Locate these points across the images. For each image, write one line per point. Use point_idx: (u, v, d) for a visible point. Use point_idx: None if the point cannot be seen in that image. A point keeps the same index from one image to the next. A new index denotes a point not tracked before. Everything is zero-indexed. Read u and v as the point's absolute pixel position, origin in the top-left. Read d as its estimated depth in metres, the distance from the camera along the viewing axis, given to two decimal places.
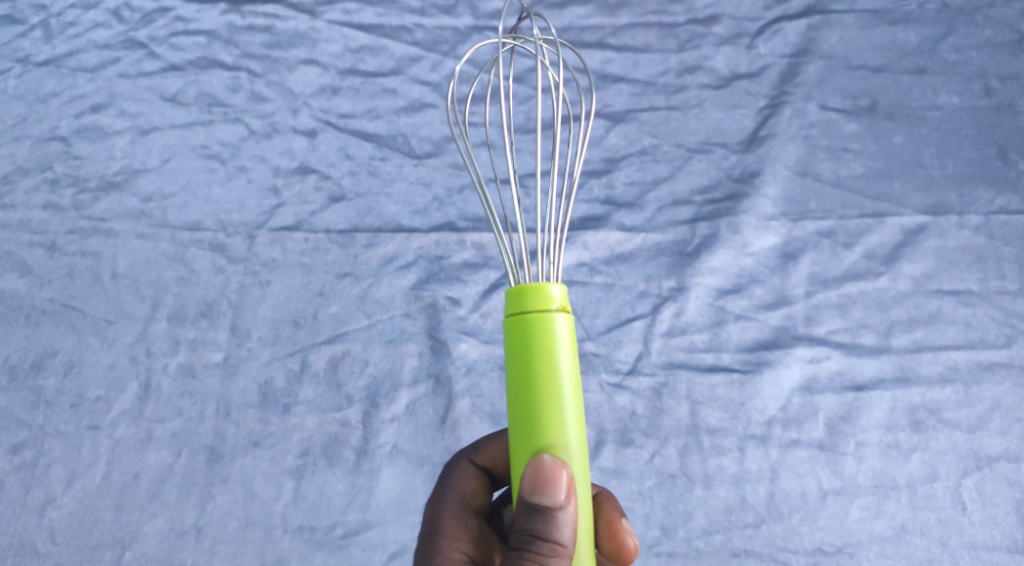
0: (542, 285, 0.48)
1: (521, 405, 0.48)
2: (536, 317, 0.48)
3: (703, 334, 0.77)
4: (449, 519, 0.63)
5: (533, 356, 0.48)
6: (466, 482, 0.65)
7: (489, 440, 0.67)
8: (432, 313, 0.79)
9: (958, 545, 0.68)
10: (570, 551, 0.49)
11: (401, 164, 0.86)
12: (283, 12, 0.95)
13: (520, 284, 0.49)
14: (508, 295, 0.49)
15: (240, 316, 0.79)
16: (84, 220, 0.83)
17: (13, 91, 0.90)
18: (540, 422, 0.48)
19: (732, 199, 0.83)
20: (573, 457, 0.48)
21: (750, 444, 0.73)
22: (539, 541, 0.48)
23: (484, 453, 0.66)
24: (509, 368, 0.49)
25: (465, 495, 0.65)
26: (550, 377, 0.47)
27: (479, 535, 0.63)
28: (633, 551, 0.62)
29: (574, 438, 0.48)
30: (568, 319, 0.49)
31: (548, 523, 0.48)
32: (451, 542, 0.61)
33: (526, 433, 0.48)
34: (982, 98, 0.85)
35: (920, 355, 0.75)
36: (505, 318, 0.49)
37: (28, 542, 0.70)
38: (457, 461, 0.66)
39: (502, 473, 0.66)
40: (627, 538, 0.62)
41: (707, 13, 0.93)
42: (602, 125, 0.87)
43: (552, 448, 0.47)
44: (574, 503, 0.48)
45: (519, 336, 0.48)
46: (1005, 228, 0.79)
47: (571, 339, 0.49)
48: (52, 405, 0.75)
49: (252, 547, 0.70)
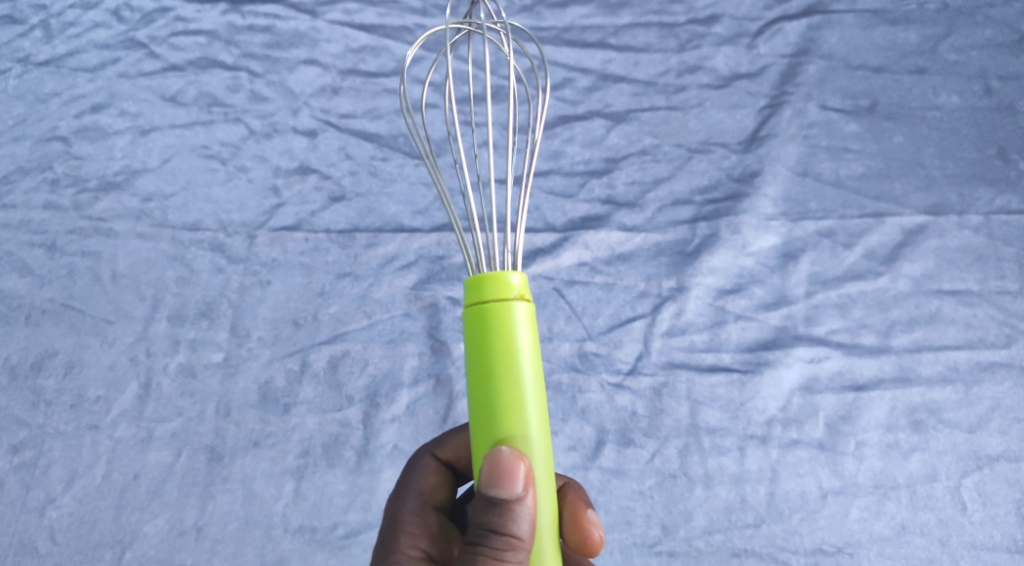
0: (501, 273, 0.48)
1: (480, 395, 0.48)
2: (495, 305, 0.48)
3: (703, 334, 0.77)
4: (409, 516, 0.63)
5: (492, 346, 0.48)
6: (427, 478, 0.65)
7: (453, 434, 0.66)
8: (432, 313, 0.79)
9: (958, 545, 0.68)
10: (528, 545, 0.49)
11: (401, 165, 0.86)
12: (283, 12, 0.95)
13: (479, 273, 0.49)
14: (468, 285, 0.49)
15: (240, 316, 0.79)
16: (84, 220, 0.83)
17: (13, 91, 0.90)
18: (499, 413, 0.48)
19: (732, 199, 0.83)
20: (533, 447, 0.48)
21: (750, 444, 0.73)
22: (494, 535, 0.48)
23: (447, 447, 0.66)
24: (469, 359, 0.49)
25: (425, 492, 0.64)
26: (510, 367, 0.48)
27: (438, 531, 0.63)
28: (599, 542, 0.60)
29: (534, 428, 0.48)
30: (528, 307, 0.49)
31: (505, 516, 0.48)
32: (409, 539, 0.61)
33: (485, 424, 0.48)
34: (982, 98, 0.85)
35: (920, 355, 0.75)
36: (465, 308, 0.49)
37: (28, 543, 0.70)
38: (420, 457, 0.66)
39: (466, 468, 0.66)
40: (592, 530, 0.60)
41: (707, 13, 0.93)
42: (602, 125, 0.87)
43: (512, 439, 0.48)
44: (533, 495, 0.48)
45: (478, 326, 0.48)
46: (1005, 228, 0.79)
47: (531, 328, 0.49)
48: (52, 405, 0.75)
49: (252, 547, 0.70)
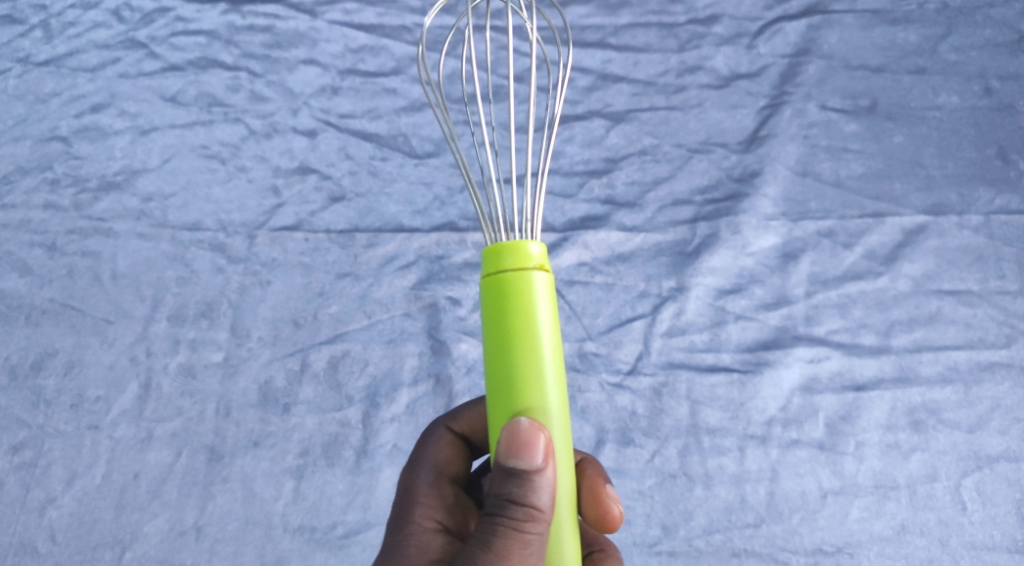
0: (520, 243, 0.48)
1: (498, 366, 0.48)
2: (514, 275, 0.48)
3: (703, 334, 0.77)
4: (425, 487, 0.62)
5: (511, 316, 0.48)
6: (442, 449, 0.64)
7: (468, 407, 0.67)
8: (432, 312, 0.79)
9: (958, 545, 0.68)
10: (547, 516, 0.48)
11: (401, 164, 0.86)
12: (283, 12, 0.95)
13: (496, 243, 0.49)
14: (485, 255, 0.49)
15: (240, 317, 0.79)
16: (84, 220, 0.83)
17: (13, 91, 0.90)
18: (517, 385, 0.48)
19: (732, 199, 0.83)
20: (551, 419, 0.48)
21: (750, 444, 0.73)
22: (514, 506, 0.48)
23: (462, 420, 0.66)
24: (487, 328, 0.49)
25: (440, 463, 0.64)
26: (529, 339, 0.48)
27: (454, 503, 0.62)
28: (618, 517, 0.60)
29: (552, 401, 0.48)
30: (547, 278, 0.49)
31: (525, 487, 0.48)
32: (425, 510, 0.60)
33: (503, 396, 0.48)
34: (982, 98, 0.85)
35: (920, 354, 0.75)
36: (483, 278, 0.49)
37: (28, 542, 0.70)
38: (435, 429, 0.66)
39: (481, 440, 0.66)
40: (611, 505, 0.60)
41: (706, 13, 0.93)
42: (602, 125, 0.87)
43: (530, 411, 0.48)
44: (552, 466, 0.48)
45: (497, 296, 0.48)
46: (1005, 228, 0.79)
47: (549, 298, 0.49)
48: (51, 405, 0.75)
49: (252, 547, 0.70)
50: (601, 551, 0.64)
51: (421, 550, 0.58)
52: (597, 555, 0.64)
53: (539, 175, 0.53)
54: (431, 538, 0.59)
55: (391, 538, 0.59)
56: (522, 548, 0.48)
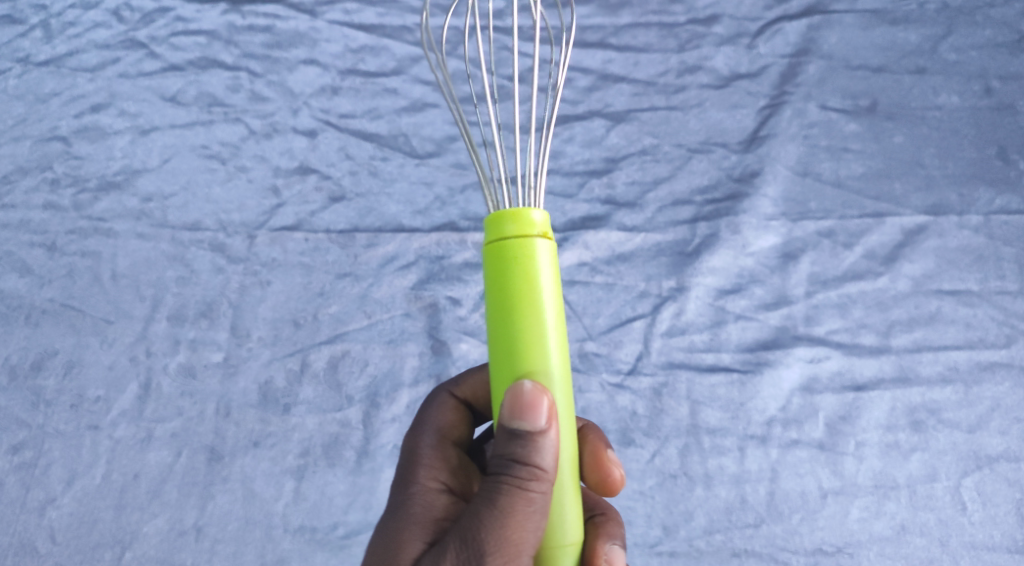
0: (522, 211, 0.48)
1: (501, 333, 0.48)
2: (516, 243, 0.48)
3: (703, 334, 0.77)
4: (428, 449, 0.62)
5: (514, 282, 0.48)
6: (445, 414, 0.65)
7: (470, 374, 0.67)
8: (432, 313, 0.79)
9: (958, 545, 0.68)
10: (551, 477, 0.48)
11: (402, 164, 0.86)
12: (283, 12, 0.95)
13: (499, 211, 0.49)
14: (488, 223, 0.49)
15: (240, 317, 0.78)
16: (84, 220, 0.83)
17: (13, 91, 0.90)
18: (521, 350, 0.48)
19: (732, 200, 0.83)
20: (554, 383, 0.48)
21: (750, 444, 0.73)
22: (518, 465, 0.48)
23: (465, 385, 0.66)
24: (489, 295, 0.49)
25: (443, 427, 0.64)
26: (532, 305, 0.48)
27: (458, 466, 0.62)
28: (619, 480, 0.61)
29: (556, 365, 0.48)
30: (549, 245, 0.49)
31: (528, 447, 0.48)
32: (429, 471, 0.60)
33: (507, 360, 0.48)
34: (982, 98, 0.85)
35: (920, 354, 0.75)
36: (485, 246, 0.49)
37: (28, 543, 0.69)
38: (437, 394, 0.66)
39: (484, 407, 0.66)
40: (612, 469, 0.61)
41: (707, 13, 0.93)
42: (602, 125, 0.87)
43: (533, 375, 0.48)
44: (556, 428, 0.48)
45: (499, 263, 0.48)
46: (1005, 228, 0.79)
47: (552, 265, 0.49)
48: (51, 405, 0.75)
49: (252, 547, 0.70)
50: (603, 514, 0.62)
51: (425, 508, 0.57)
52: (599, 518, 0.62)
53: (539, 170, 0.52)
54: (436, 497, 0.59)
55: (395, 498, 0.59)
56: (527, 506, 0.48)
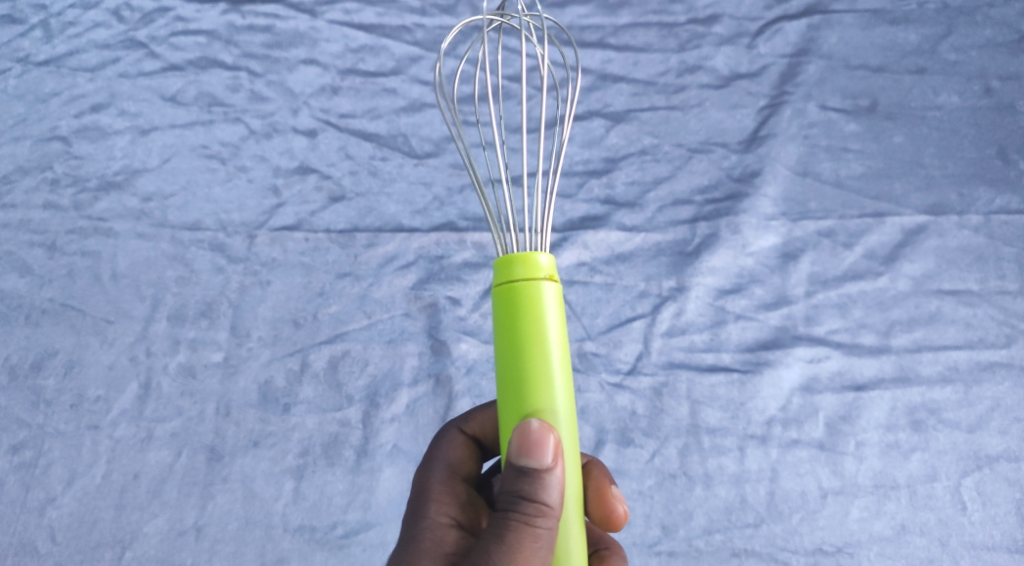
0: (530, 254, 0.48)
1: (509, 371, 0.48)
2: (524, 285, 0.48)
3: (703, 334, 0.77)
4: (438, 484, 0.62)
5: (522, 323, 0.48)
6: (454, 449, 0.64)
7: (479, 410, 0.67)
8: (432, 313, 0.79)
9: (958, 545, 0.68)
10: (557, 513, 0.48)
11: (401, 164, 0.86)
12: (283, 12, 0.95)
13: (507, 254, 0.49)
14: (496, 265, 0.49)
15: (240, 317, 0.79)
16: (84, 220, 0.83)
17: (13, 91, 0.90)
18: (529, 388, 0.48)
19: (732, 199, 0.83)
20: (560, 421, 0.48)
21: (750, 444, 0.73)
22: (526, 502, 0.48)
23: (474, 422, 0.66)
24: (498, 334, 0.49)
25: (453, 462, 0.64)
26: (538, 346, 0.48)
27: (467, 500, 0.62)
28: (622, 516, 0.61)
29: (562, 404, 0.48)
30: (556, 287, 0.49)
31: (536, 484, 0.48)
32: (439, 507, 0.60)
33: (514, 398, 0.48)
34: (982, 98, 0.85)
35: (920, 354, 0.75)
36: (494, 288, 0.49)
37: (28, 542, 0.69)
38: (447, 431, 0.66)
39: (492, 442, 0.66)
40: (615, 504, 0.61)
41: (706, 13, 0.93)
42: (602, 125, 0.87)
43: (540, 413, 0.48)
44: (562, 466, 0.48)
45: (507, 305, 0.48)
46: (1005, 228, 0.79)
47: (559, 306, 0.49)
48: (51, 405, 0.75)
49: (252, 547, 0.70)
50: (607, 548, 0.63)
51: (435, 543, 0.57)
52: (604, 552, 0.63)
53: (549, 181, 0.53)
54: (445, 532, 0.58)
55: (406, 534, 0.59)
56: (534, 541, 0.48)
